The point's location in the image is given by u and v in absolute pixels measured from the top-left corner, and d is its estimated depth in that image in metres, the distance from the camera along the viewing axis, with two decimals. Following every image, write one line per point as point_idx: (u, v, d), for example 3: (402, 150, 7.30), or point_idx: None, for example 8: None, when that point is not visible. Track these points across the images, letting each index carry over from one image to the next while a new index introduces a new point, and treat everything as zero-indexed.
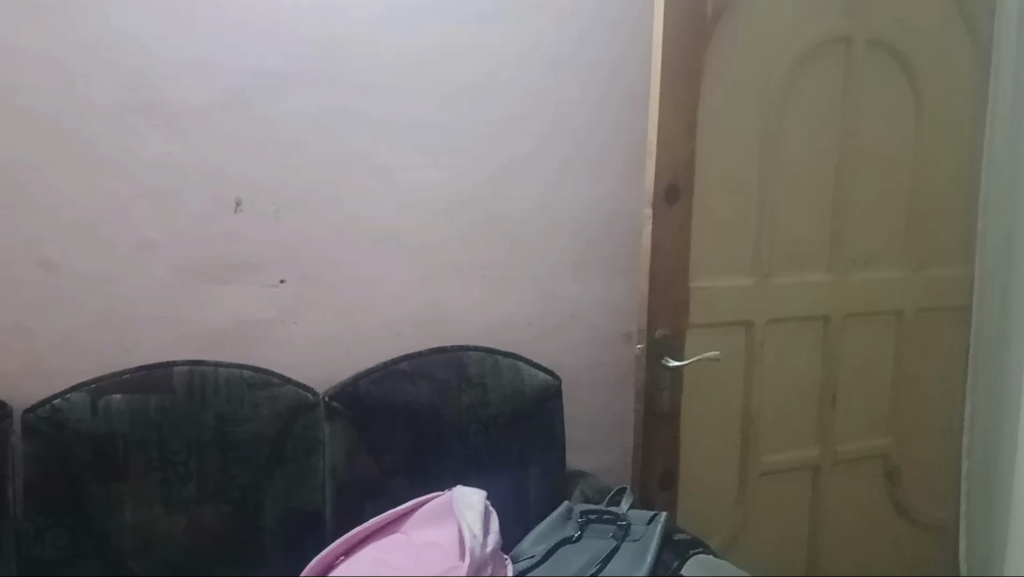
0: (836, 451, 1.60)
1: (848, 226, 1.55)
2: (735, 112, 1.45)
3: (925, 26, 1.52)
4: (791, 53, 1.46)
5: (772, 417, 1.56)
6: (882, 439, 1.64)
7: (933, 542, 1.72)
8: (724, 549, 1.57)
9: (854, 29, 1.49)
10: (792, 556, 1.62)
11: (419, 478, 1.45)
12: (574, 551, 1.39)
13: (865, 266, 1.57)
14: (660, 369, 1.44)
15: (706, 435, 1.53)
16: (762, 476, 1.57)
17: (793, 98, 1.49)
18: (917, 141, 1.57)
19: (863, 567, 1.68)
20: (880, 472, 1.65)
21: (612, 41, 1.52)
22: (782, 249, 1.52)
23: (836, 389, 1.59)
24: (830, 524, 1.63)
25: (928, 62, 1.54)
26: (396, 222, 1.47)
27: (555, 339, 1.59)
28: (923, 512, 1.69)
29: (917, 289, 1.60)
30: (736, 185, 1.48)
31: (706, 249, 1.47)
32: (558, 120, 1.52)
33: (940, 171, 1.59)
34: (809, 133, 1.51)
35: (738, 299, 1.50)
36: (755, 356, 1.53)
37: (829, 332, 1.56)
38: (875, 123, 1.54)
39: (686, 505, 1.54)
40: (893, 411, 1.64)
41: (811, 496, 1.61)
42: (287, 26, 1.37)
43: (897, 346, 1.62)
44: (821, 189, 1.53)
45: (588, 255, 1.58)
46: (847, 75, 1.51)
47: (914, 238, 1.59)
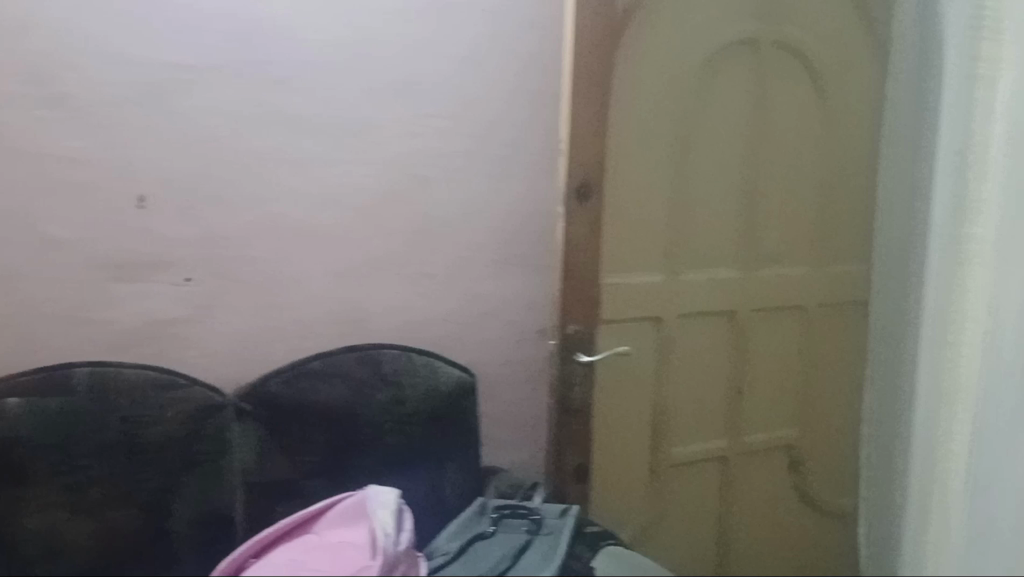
0: (743, 442, 1.65)
1: (755, 224, 1.59)
2: (645, 111, 1.47)
3: (831, 30, 1.56)
4: (699, 54, 1.49)
5: (683, 410, 1.60)
6: (788, 429, 1.69)
7: (837, 527, 1.78)
8: (636, 539, 1.60)
9: (763, 32, 1.52)
10: (702, 545, 1.66)
11: (333, 478, 1.44)
12: (488, 546, 1.40)
13: (771, 263, 1.62)
14: (572, 364, 1.47)
15: (618, 429, 1.55)
16: (673, 468, 1.61)
17: (702, 98, 1.51)
18: (821, 141, 1.61)
19: (771, 552, 1.73)
20: (786, 462, 1.71)
21: (527, 39, 1.53)
22: (691, 246, 1.56)
23: (743, 382, 1.64)
24: (738, 512, 1.68)
25: (833, 65, 1.58)
26: (309, 219, 1.45)
27: (472, 338, 1.58)
28: (827, 499, 1.75)
29: (821, 285, 1.65)
30: (646, 184, 1.50)
31: (617, 246, 1.50)
32: (473, 116, 1.51)
33: (843, 170, 1.63)
34: (718, 132, 1.54)
35: (648, 296, 1.53)
36: (666, 350, 1.56)
37: (736, 326, 1.61)
38: (781, 123, 1.58)
39: (599, 497, 1.57)
40: (799, 403, 1.69)
41: (719, 486, 1.66)
42: (195, 19, 1.33)
43: (802, 340, 1.67)
44: (728, 189, 1.57)
45: (505, 252, 1.58)
46: (756, 76, 1.54)
47: (817, 235, 1.64)
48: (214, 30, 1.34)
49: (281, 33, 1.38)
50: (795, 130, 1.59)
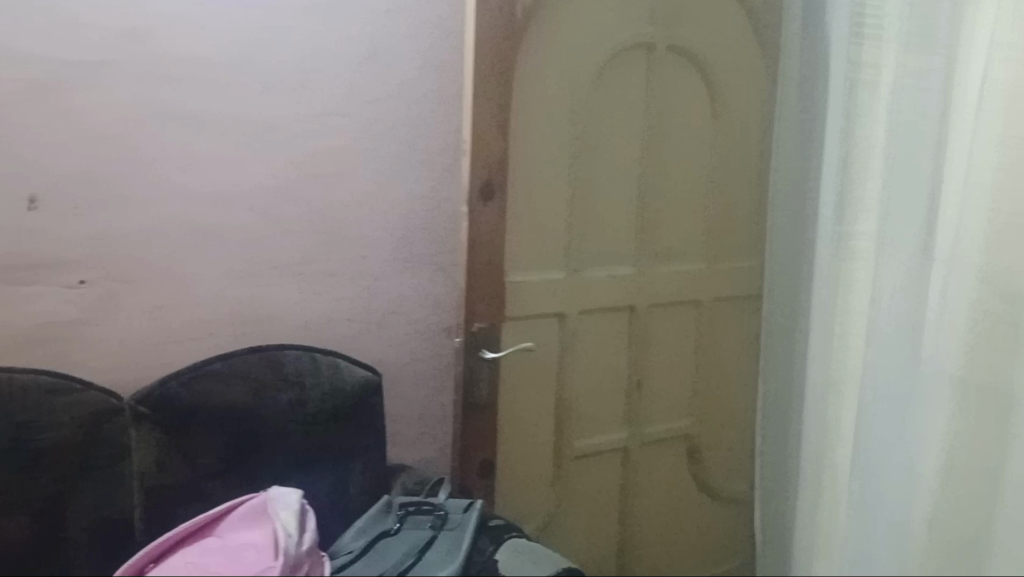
0: (643, 433, 1.70)
1: (652, 222, 1.64)
2: (544, 112, 1.50)
3: (723, 34, 1.61)
4: (597, 56, 1.52)
5: (585, 404, 1.64)
6: (686, 420, 1.75)
7: (733, 513, 1.85)
8: (540, 532, 1.63)
9: (656, 36, 1.56)
10: (604, 536, 1.70)
11: (235, 480, 1.43)
12: (392, 543, 1.40)
13: (666, 259, 1.67)
14: (478, 361, 1.49)
15: (522, 423, 1.58)
16: (576, 460, 1.65)
17: (600, 99, 1.55)
18: (714, 142, 1.66)
19: (669, 540, 1.79)
20: (684, 452, 1.77)
21: (427, 40, 1.54)
22: (591, 244, 1.59)
23: (642, 375, 1.68)
24: (640, 501, 1.73)
25: (724, 69, 1.63)
26: (208, 219, 1.43)
27: (377, 336, 1.59)
28: (723, 486, 1.81)
29: (714, 280, 1.71)
30: (547, 184, 1.53)
31: (519, 245, 1.52)
32: (375, 116, 1.52)
33: (735, 170, 1.69)
34: (616, 133, 1.58)
35: (550, 293, 1.56)
36: (567, 345, 1.60)
37: (635, 322, 1.65)
38: (677, 124, 1.62)
39: (504, 492, 1.59)
40: (695, 395, 1.75)
41: (620, 477, 1.71)
42: (85, 15, 1.30)
43: (698, 333, 1.73)
44: (627, 187, 1.61)
45: (408, 251, 1.59)
46: (650, 79, 1.58)
47: (712, 233, 1.70)
48: (108, 27, 1.32)
49: (177, 31, 1.36)
50: (689, 131, 1.64)
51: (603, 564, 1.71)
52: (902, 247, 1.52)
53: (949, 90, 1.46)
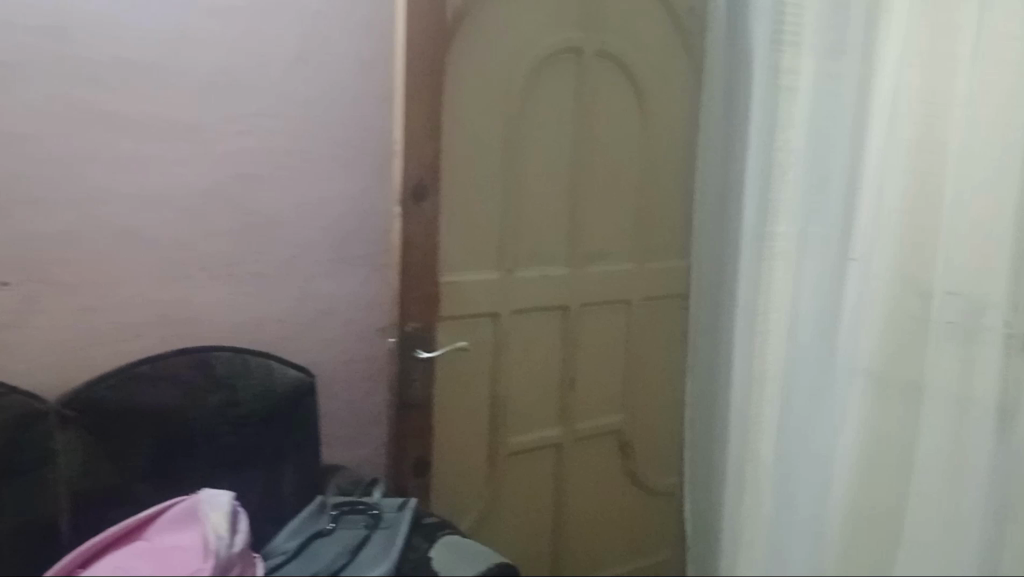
0: (576, 429, 1.74)
1: (583, 222, 1.67)
2: (476, 114, 1.52)
3: (648, 41, 1.67)
4: (528, 60, 1.55)
5: (519, 402, 1.67)
6: (616, 415, 1.79)
7: (661, 506, 1.89)
8: (475, 529, 1.65)
9: (585, 41, 1.60)
10: (537, 532, 1.73)
11: (165, 483, 1.42)
12: (326, 542, 1.41)
13: (597, 260, 1.71)
14: (412, 360, 1.50)
15: (456, 422, 1.60)
16: (510, 457, 1.68)
17: (532, 102, 1.58)
18: (642, 145, 1.71)
19: (599, 533, 1.82)
20: (615, 448, 1.80)
21: (357, 41, 1.55)
22: (523, 245, 1.62)
23: (575, 372, 1.72)
24: (573, 496, 1.77)
25: (650, 74, 1.69)
26: (136, 220, 1.42)
27: (309, 336, 1.59)
28: (653, 479, 1.86)
29: (643, 280, 1.76)
30: (479, 186, 1.55)
31: (452, 245, 1.54)
32: (306, 118, 1.53)
33: (661, 172, 1.75)
34: (547, 135, 1.61)
35: (483, 293, 1.58)
36: (501, 344, 1.62)
37: (568, 320, 1.69)
38: (606, 127, 1.67)
39: (439, 490, 1.61)
40: (626, 392, 1.79)
41: (553, 473, 1.74)
42: (7, 12, 1.28)
43: (628, 331, 1.77)
44: (558, 189, 1.64)
45: (341, 252, 1.59)
46: (580, 83, 1.62)
47: (640, 234, 1.75)
48: (29, 25, 1.30)
49: (102, 30, 1.35)
50: (617, 135, 1.68)
51: (537, 559, 1.74)
52: (822, 245, 1.58)
53: (863, 97, 1.52)
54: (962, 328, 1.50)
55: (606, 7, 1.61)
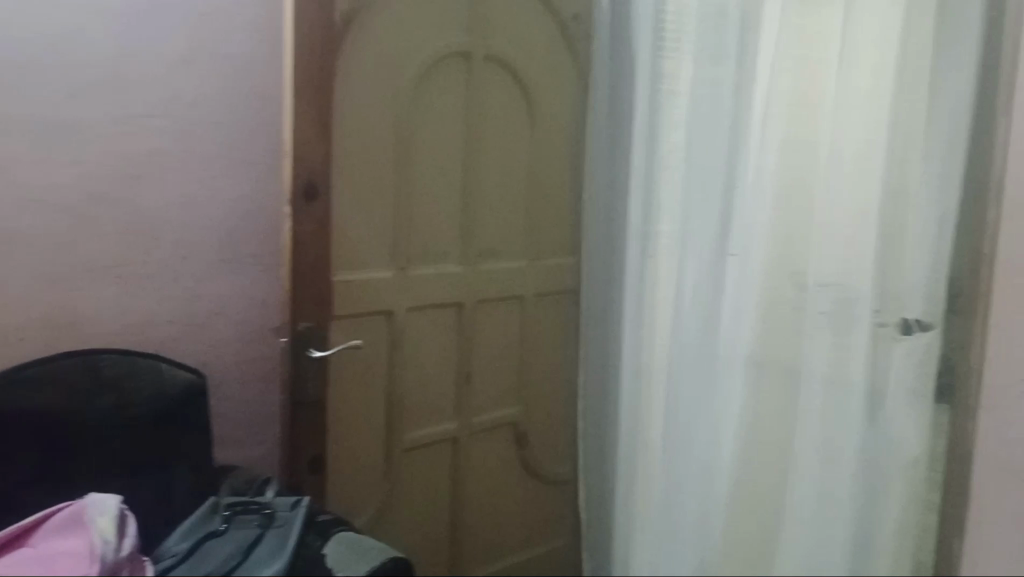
0: (472, 423, 1.77)
1: (475, 222, 1.71)
2: (367, 114, 1.53)
3: (535, 46, 1.73)
4: (417, 62, 1.58)
5: (415, 398, 1.69)
6: (511, 408, 1.84)
7: (555, 495, 1.94)
8: (372, 526, 1.67)
9: (473, 44, 1.65)
10: (435, 525, 1.76)
11: (53, 487, 1.40)
12: (218, 543, 1.39)
13: (490, 258, 1.75)
14: (306, 360, 1.50)
15: (351, 420, 1.61)
16: (407, 452, 1.70)
17: (423, 104, 1.61)
18: (530, 146, 1.77)
19: (496, 524, 1.86)
20: (510, 439, 1.85)
21: (246, 41, 1.55)
22: (416, 243, 1.64)
23: (470, 367, 1.75)
24: (470, 489, 1.80)
25: (537, 79, 1.75)
26: (16, 222, 1.39)
27: (200, 336, 1.58)
28: (547, 469, 1.91)
29: (538, 276, 1.81)
30: (372, 186, 1.57)
31: (344, 244, 1.55)
32: (194, 118, 1.52)
33: (552, 173, 1.80)
34: (438, 137, 1.64)
35: (376, 291, 1.60)
36: (396, 341, 1.64)
37: (462, 317, 1.72)
38: (494, 128, 1.71)
39: (335, 488, 1.62)
40: (520, 385, 1.84)
41: (450, 468, 1.77)
42: None
43: (522, 326, 1.82)
44: (451, 188, 1.67)
45: (232, 252, 1.59)
46: (469, 85, 1.66)
47: (531, 232, 1.80)
48: None
49: None
50: (506, 135, 1.73)
51: (435, 553, 1.77)
52: (702, 242, 1.61)
53: (739, 101, 1.56)
54: (835, 317, 1.58)
55: (493, 12, 1.67)
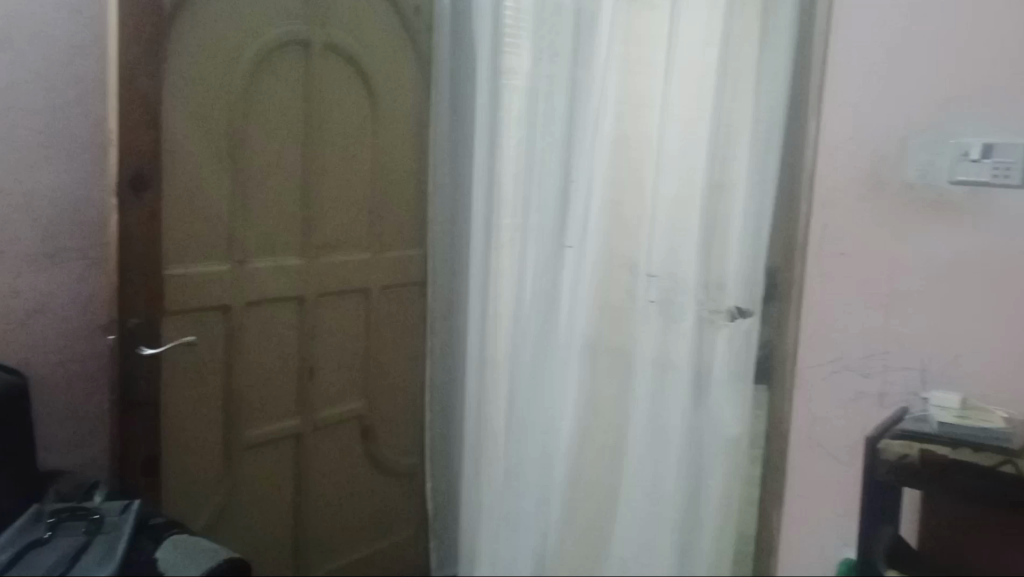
0: (316, 418, 1.76)
1: (318, 215, 1.69)
2: (198, 104, 1.49)
3: (375, 36, 1.71)
4: (250, 51, 1.54)
5: (255, 395, 1.66)
6: (358, 402, 1.83)
7: (403, 488, 1.95)
8: (209, 528, 1.63)
9: (311, 33, 1.62)
10: (278, 523, 1.74)
11: None
12: (42, 552, 1.33)
13: (335, 250, 1.73)
14: (135, 356, 1.45)
15: (186, 419, 1.57)
16: (247, 451, 1.66)
17: (258, 94, 1.57)
18: (374, 137, 1.75)
19: (344, 518, 1.86)
20: (355, 433, 1.84)
21: (70, 25, 1.46)
22: (254, 236, 1.60)
23: (314, 362, 1.73)
24: (315, 486, 1.79)
25: (380, 70, 1.73)
26: None
27: (20, 335, 1.48)
28: (394, 461, 1.92)
29: (381, 268, 1.81)
30: (205, 177, 1.52)
31: (177, 237, 1.49)
32: (12, 104, 1.42)
33: (397, 164, 1.79)
34: (276, 127, 1.61)
35: (211, 285, 1.55)
36: (234, 338, 1.60)
37: (304, 311, 1.69)
38: (336, 119, 1.69)
39: (170, 490, 1.57)
40: (366, 378, 1.83)
41: (294, 464, 1.75)
42: None
43: (367, 319, 1.81)
44: (290, 181, 1.64)
45: (55, 246, 1.50)
46: (308, 75, 1.63)
47: (377, 225, 1.79)
48: None
49: None
50: (347, 127, 1.71)
51: (278, 550, 1.75)
52: (541, 235, 1.67)
53: (575, 99, 1.61)
54: (662, 307, 1.64)
55: (331, 2, 1.64)
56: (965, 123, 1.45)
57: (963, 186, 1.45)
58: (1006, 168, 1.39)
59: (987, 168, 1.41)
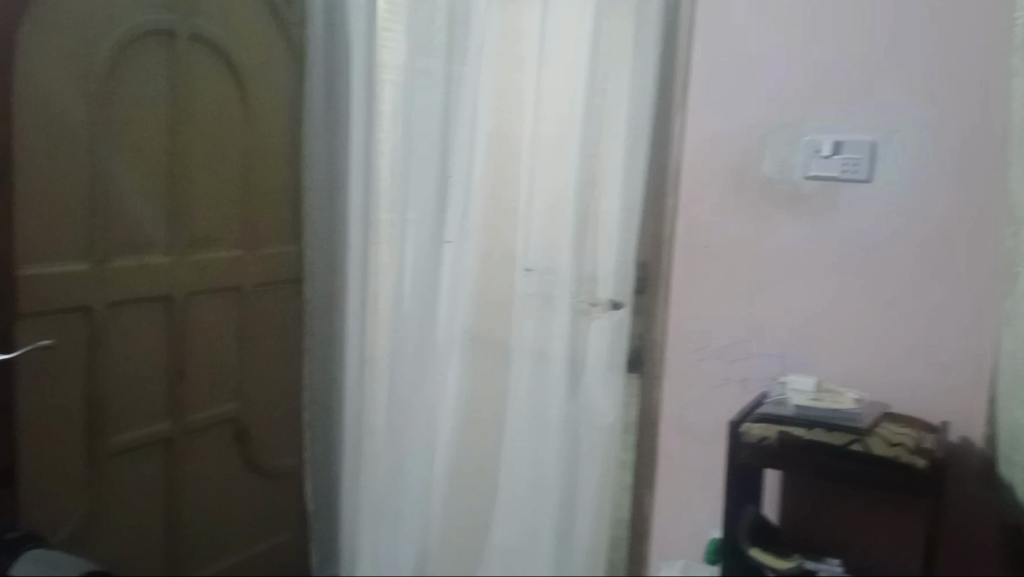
0: (187, 421, 1.70)
1: (186, 211, 1.63)
2: (53, 93, 1.41)
3: (245, 26, 1.67)
4: (110, 39, 1.47)
5: (121, 398, 1.59)
6: (231, 403, 1.79)
7: (280, 488, 1.93)
8: (73, 539, 1.55)
9: (175, 23, 1.56)
10: (149, 530, 1.68)
11: None
12: None
13: (203, 248, 1.67)
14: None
15: (45, 427, 1.48)
16: (113, 457, 1.59)
17: (119, 84, 1.50)
18: (245, 132, 1.71)
19: (219, 522, 1.81)
20: (229, 435, 1.80)
21: None
22: (116, 233, 1.53)
23: (184, 363, 1.68)
24: (188, 490, 1.74)
25: (250, 63, 1.68)
26: None
27: None
28: (270, 462, 1.88)
29: (255, 266, 1.76)
30: (62, 170, 1.44)
31: (29, 232, 1.41)
32: None
33: (268, 160, 1.75)
34: (138, 119, 1.54)
35: (71, 284, 1.47)
36: (96, 339, 1.52)
37: (172, 311, 1.63)
38: (203, 112, 1.63)
39: (28, 501, 1.48)
40: (241, 378, 1.79)
41: (164, 469, 1.69)
42: None
43: (240, 318, 1.76)
44: (154, 175, 1.57)
45: None
46: (172, 67, 1.57)
47: (248, 221, 1.74)
48: None
49: None
50: (214, 121, 1.66)
51: (149, 559, 1.69)
52: (420, 229, 1.66)
53: (450, 95, 1.61)
54: (539, 296, 1.67)
55: None
56: (818, 122, 1.53)
57: (817, 181, 1.54)
58: (855, 164, 1.49)
59: (838, 164, 1.50)
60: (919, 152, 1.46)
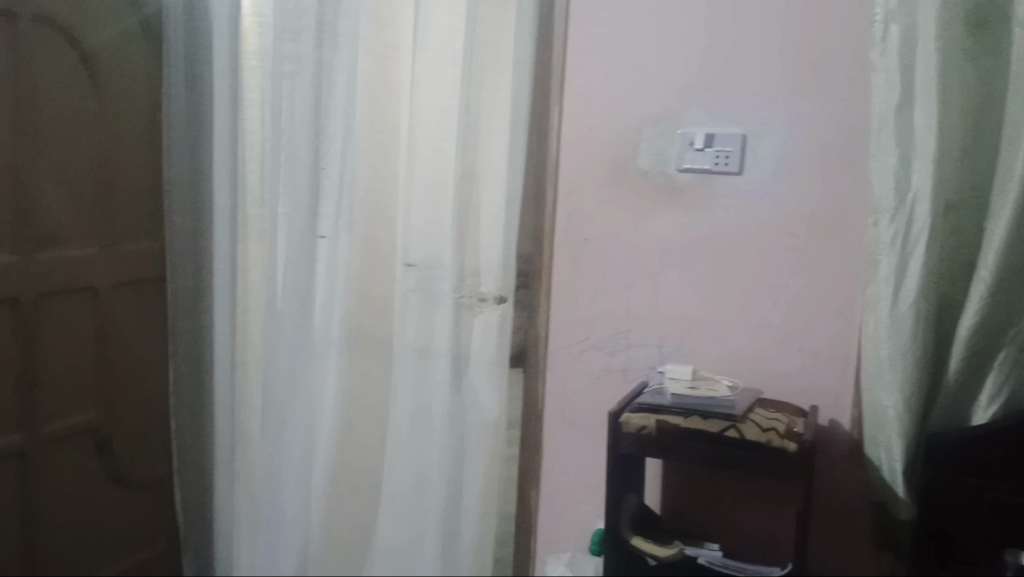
0: (41, 434, 1.56)
1: (33, 206, 1.48)
2: None
3: (93, 4, 1.52)
4: None
5: None
6: (90, 412, 1.65)
7: (145, 500, 1.81)
8: None
9: (17, 2, 1.39)
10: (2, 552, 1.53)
11: None
12: None
13: (54, 245, 1.53)
14: None
15: None
16: None
17: None
18: (98, 120, 1.56)
19: (79, 539, 1.68)
20: (88, 445, 1.67)
21: None
22: None
23: (35, 370, 1.53)
24: (44, 506, 1.60)
25: (101, 46, 1.54)
26: None
27: None
28: (132, 472, 1.76)
29: (110, 265, 1.63)
30: None
31: None
32: None
33: (123, 150, 1.62)
34: None
35: None
36: None
37: (20, 315, 1.48)
38: (53, 98, 1.48)
39: None
40: (99, 385, 1.66)
41: (18, 487, 1.54)
42: None
43: (98, 321, 1.63)
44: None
45: None
46: (16, 48, 1.40)
47: (104, 215, 1.60)
48: None
49: None
50: (65, 109, 1.50)
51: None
52: (292, 224, 1.60)
53: (321, 83, 1.55)
54: (420, 292, 1.64)
55: None
56: (690, 115, 1.54)
57: (691, 174, 1.56)
58: (726, 156, 1.52)
59: (710, 156, 1.53)
60: (788, 145, 1.50)
